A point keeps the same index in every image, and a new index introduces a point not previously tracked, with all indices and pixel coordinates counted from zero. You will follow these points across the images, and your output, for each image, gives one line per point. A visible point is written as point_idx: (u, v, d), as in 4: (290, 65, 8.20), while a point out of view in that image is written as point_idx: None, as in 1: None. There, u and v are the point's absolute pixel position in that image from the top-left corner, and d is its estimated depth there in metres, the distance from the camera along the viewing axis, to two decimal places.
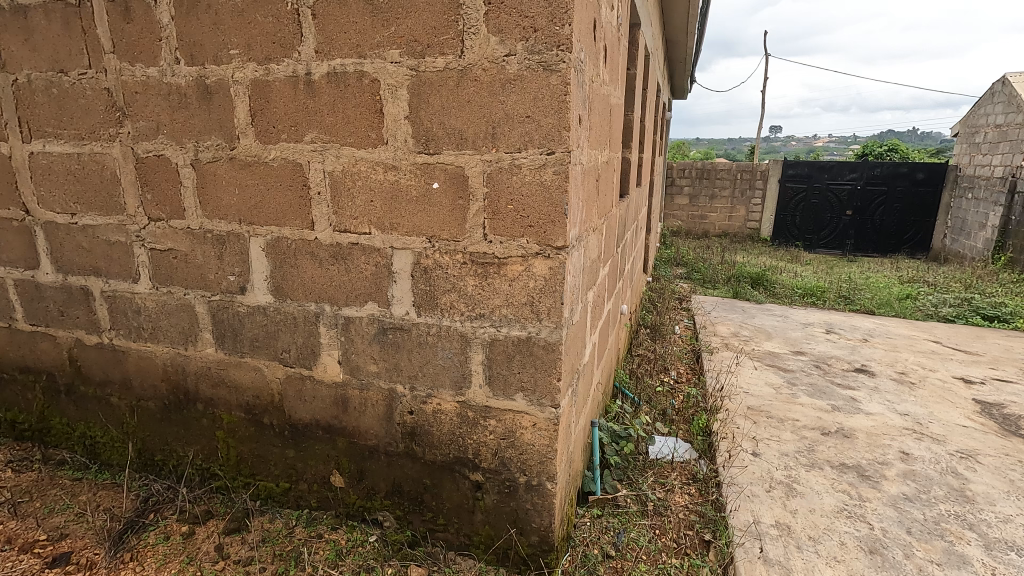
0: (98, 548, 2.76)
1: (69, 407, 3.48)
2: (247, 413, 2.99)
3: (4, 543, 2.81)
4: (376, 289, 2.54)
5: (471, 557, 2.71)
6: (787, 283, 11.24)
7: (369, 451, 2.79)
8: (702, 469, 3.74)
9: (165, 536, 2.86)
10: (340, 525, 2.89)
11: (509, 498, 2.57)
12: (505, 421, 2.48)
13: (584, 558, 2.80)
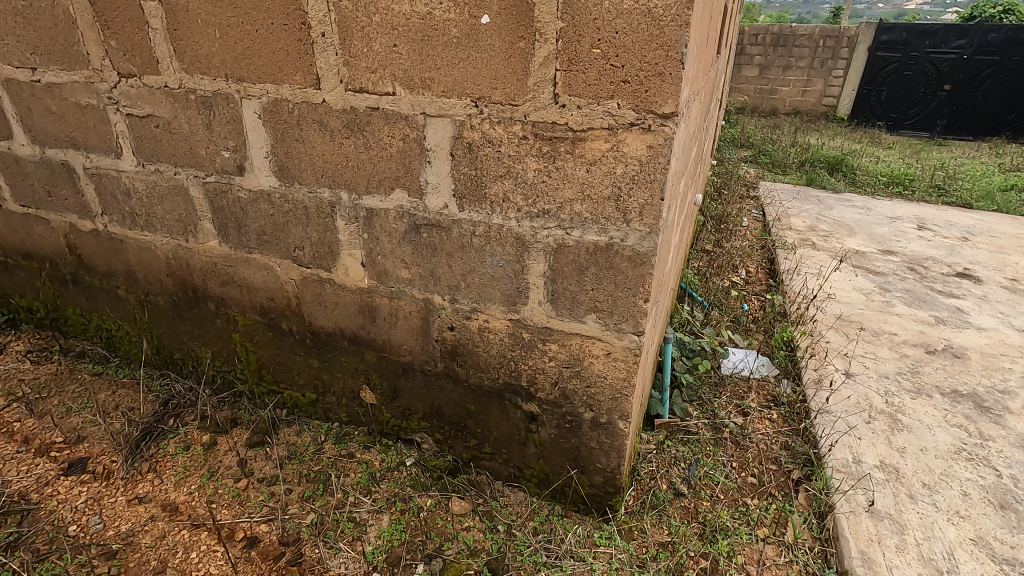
0: (116, 456, 2.55)
1: (79, 297, 3.16)
2: (263, 317, 2.57)
3: (21, 444, 2.63)
4: (405, 172, 1.92)
5: (521, 490, 2.37)
6: (871, 169, 9.88)
7: (403, 368, 2.35)
8: (784, 390, 3.22)
9: (185, 445, 2.61)
10: (374, 443, 2.57)
11: (570, 434, 2.14)
12: (570, 346, 1.95)
13: (650, 496, 2.42)
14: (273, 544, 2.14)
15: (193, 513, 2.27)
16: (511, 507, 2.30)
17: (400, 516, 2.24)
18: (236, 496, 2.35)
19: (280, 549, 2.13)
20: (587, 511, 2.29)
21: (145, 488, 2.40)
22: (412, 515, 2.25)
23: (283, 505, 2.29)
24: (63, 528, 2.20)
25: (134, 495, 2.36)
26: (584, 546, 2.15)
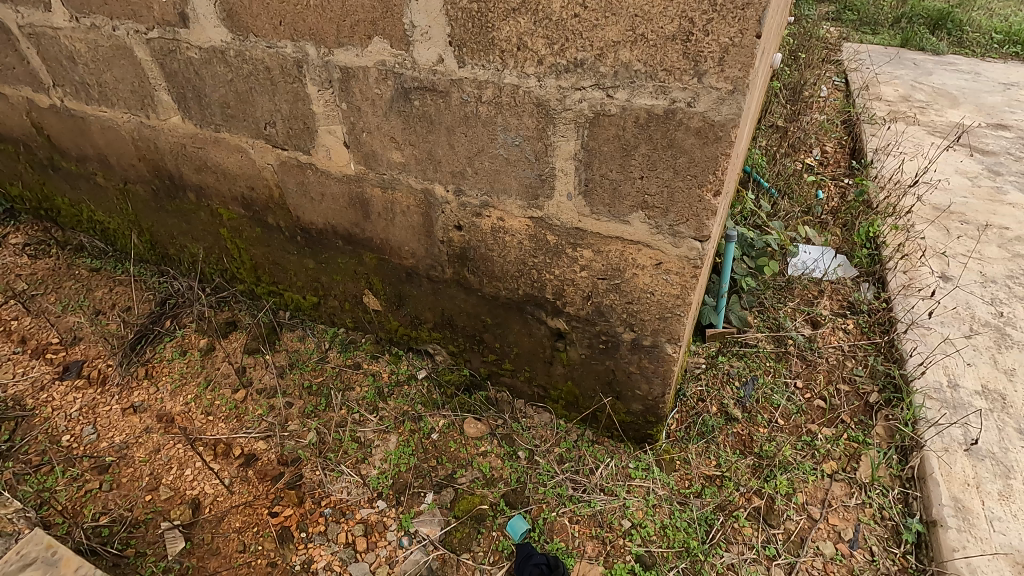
0: (111, 360, 2.37)
1: (62, 185, 2.86)
2: (247, 209, 2.20)
3: (18, 344, 2.49)
4: (383, 12, 1.39)
5: (546, 411, 2.06)
6: (985, 24, 8.20)
7: (407, 273, 1.98)
8: (864, 296, 2.71)
9: (182, 350, 2.40)
10: (382, 353, 2.28)
11: (604, 355, 1.76)
12: (607, 252, 1.51)
13: (695, 422, 2.08)
14: (271, 464, 1.95)
15: (188, 425, 2.09)
16: (534, 430, 2.01)
17: (409, 437, 2.00)
18: (234, 408, 2.15)
19: (279, 469, 1.94)
20: (622, 438, 1.98)
21: (141, 396, 2.22)
22: (422, 436, 2.00)
23: (283, 420, 2.08)
24: (57, 438, 2.07)
25: (129, 403, 2.20)
26: (617, 480, 1.86)
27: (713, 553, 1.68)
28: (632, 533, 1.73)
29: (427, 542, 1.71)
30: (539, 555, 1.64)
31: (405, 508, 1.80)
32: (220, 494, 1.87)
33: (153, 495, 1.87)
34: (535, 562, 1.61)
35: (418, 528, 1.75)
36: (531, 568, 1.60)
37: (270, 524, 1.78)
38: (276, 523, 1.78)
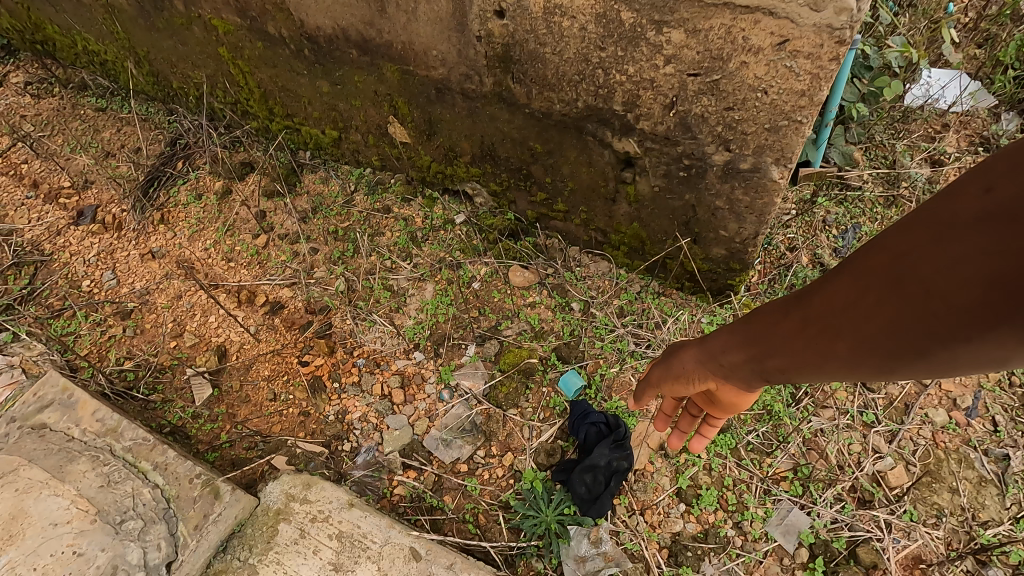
0: (125, 204, 2.18)
1: (47, 8, 2.49)
2: (244, 17, 1.81)
3: (31, 189, 2.31)
4: None
5: (604, 259, 1.76)
6: None
7: (437, 89, 1.60)
8: (1004, 129, 2.18)
9: (197, 194, 2.16)
10: (414, 196, 1.98)
11: (684, 187, 1.41)
12: (706, 32, 1.09)
13: (781, 275, 1.75)
14: (299, 312, 1.78)
15: (209, 273, 1.92)
16: (590, 282, 1.73)
17: (446, 286, 1.76)
18: (255, 255, 1.94)
19: (307, 318, 1.76)
20: (694, 290, 1.68)
21: (159, 242, 2.04)
22: (461, 286, 1.76)
23: (308, 268, 1.87)
24: (77, 284, 1.95)
25: (148, 249, 2.03)
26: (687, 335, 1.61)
27: (799, 417, 1.41)
28: None
29: (470, 396, 1.54)
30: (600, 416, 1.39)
31: (445, 361, 1.61)
32: (246, 342, 1.73)
33: (178, 342, 1.75)
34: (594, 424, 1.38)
35: (460, 382, 1.56)
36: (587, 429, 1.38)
37: (301, 374, 1.64)
38: (307, 373, 1.64)
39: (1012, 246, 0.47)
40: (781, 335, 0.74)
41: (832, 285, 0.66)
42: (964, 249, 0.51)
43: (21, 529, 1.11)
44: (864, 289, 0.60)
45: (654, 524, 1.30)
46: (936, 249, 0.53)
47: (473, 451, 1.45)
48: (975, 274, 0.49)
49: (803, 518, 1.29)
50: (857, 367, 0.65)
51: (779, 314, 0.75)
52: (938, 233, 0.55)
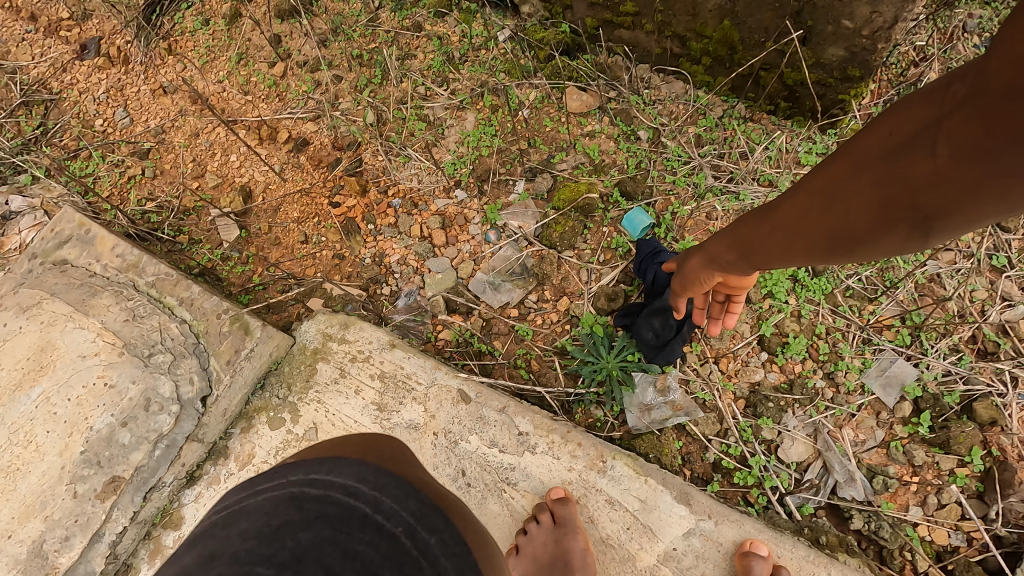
0: (128, 34, 1.89)
1: None
2: None
3: (27, 22, 1.95)
4: None
5: (680, 79, 1.45)
6: None
7: None
8: None
9: (203, 20, 1.86)
10: (450, 9, 1.64)
11: None
12: None
13: (901, 96, 1.42)
14: (326, 150, 1.58)
15: (226, 109, 1.71)
16: (661, 106, 1.44)
17: (491, 116, 1.51)
18: (274, 88, 1.70)
19: (335, 156, 1.57)
20: (790, 113, 1.38)
21: (169, 76, 1.80)
22: (508, 114, 1.50)
23: (333, 99, 1.63)
24: (90, 123, 1.78)
25: (158, 84, 1.80)
26: (778, 167, 1.36)
27: (913, 259, 1.17)
28: None
29: (520, 237, 1.36)
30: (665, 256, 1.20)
31: (491, 199, 1.42)
32: (272, 182, 1.57)
33: (201, 183, 1.60)
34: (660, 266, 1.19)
35: (508, 222, 1.38)
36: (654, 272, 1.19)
37: (332, 215, 1.48)
38: (339, 214, 1.48)
39: (958, 146, 0.41)
40: (763, 242, 0.69)
41: (802, 188, 0.60)
42: (905, 156, 0.45)
43: (52, 360, 1.04)
44: (826, 196, 0.55)
45: (729, 374, 1.15)
46: (887, 151, 0.47)
47: (525, 295, 1.31)
48: (930, 173, 0.43)
49: (909, 370, 1.10)
50: (835, 258, 0.61)
51: (762, 219, 0.69)
52: (884, 143, 0.48)
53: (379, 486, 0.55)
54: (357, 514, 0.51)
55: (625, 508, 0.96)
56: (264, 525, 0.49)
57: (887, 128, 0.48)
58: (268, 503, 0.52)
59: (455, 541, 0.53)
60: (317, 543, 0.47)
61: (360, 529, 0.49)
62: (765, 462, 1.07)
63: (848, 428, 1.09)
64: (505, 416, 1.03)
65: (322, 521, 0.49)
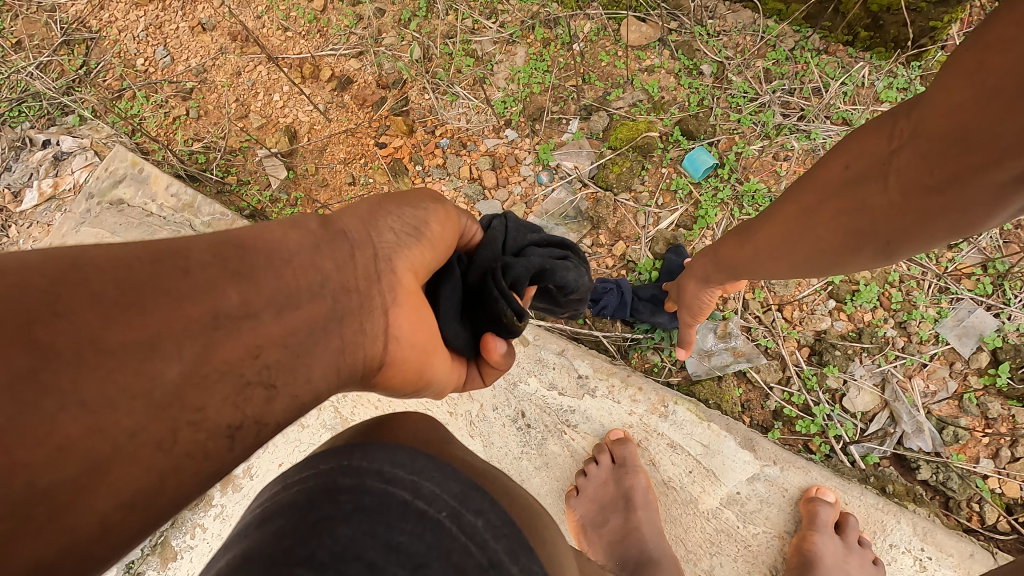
0: None
1: None
2: None
3: None
4: None
5: (749, 7, 1.34)
6: None
7: None
8: None
9: None
10: None
11: None
12: None
13: None
14: (370, 88, 1.53)
15: (267, 46, 1.66)
16: (727, 39, 1.34)
17: (542, 51, 1.42)
18: (315, 23, 1.63)
19: (380, 95, 1.52)
20: (870, 44, 1.26)
21: (207, 12, 1.74)
22: (561, 48, 1.41)
23: (376, 34, 1.56)
24: (132, 63, 1.75)
25: (196, 21, 1.74)
26: (854, 104, 1.27)
27: None
28: None
29: (574, 179, 1.33)
30: (499, 223, 0.78)
31: (543, 138, 1.37)
32: (316, 122, 1.54)
33: (245, 124, 1.58)
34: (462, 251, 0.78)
35: (561, 162, 1.34)
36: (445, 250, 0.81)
37: (379, 157, 1.46)
38: (386, 155, 1.46)
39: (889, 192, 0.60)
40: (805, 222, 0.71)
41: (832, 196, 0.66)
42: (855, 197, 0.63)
43: None
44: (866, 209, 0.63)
45: (794, 322, 1.10)
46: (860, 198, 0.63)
47: (579, 239, 1.29)
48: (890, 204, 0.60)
49: (988, 321, 1.05)
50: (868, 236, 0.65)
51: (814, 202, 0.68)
52: (838, 182, 0.65)
53: (418, 469, 0.52)
54: (398, 503, 0.48)
55: (687, 452, 0.95)
56: (300, 523, 0.46)
57: (844, 163, 0.65)
58: (301, 496, 0.49)
59: (504, 523, 0.52)
60: (357, 539, 0.45)
61: (403, 518, 0.47)
62: (829, 411, 1.05)
63: (918, 378, 1.05)
64: (564, 359, 1.02)
65: (360, 514, 0.47)
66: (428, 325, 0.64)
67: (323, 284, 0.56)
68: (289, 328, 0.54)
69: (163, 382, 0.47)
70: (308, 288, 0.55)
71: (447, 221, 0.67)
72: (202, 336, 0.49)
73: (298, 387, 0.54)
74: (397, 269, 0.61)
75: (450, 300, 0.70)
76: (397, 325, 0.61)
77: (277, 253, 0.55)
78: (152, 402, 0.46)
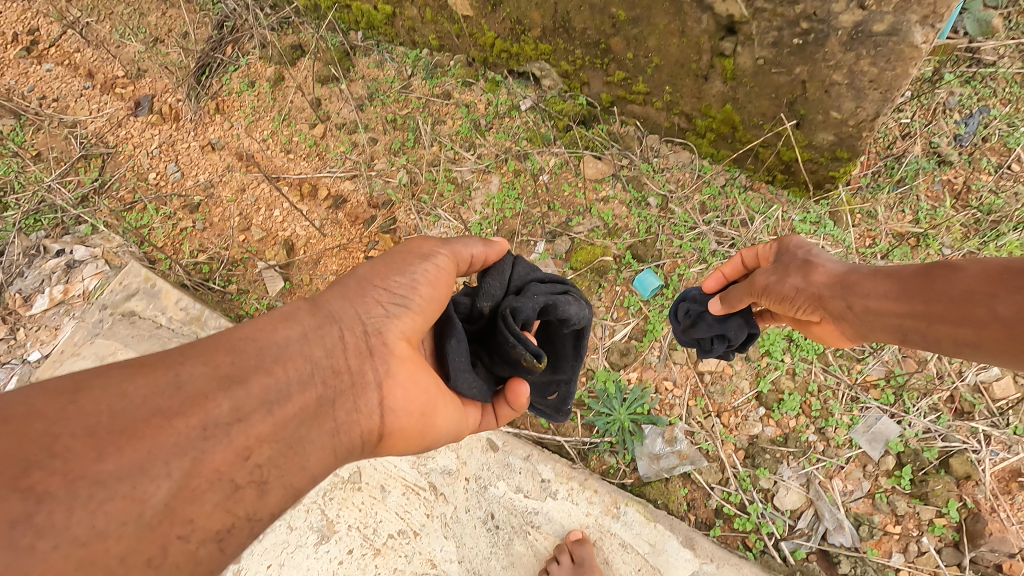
0: (179, 93, 2.05)
1: None
2: None
3: (86, 79, 2.15)
4: None
5: (686, 149, 1.59)
6: None
7: None
8: None
9: (249, 81, 2.01)
10: (476, 79, 1.78)
11: (794, 57, 1.21)
12: None
13: (888, 170, 1.54)
14: (362, 207, 1.73)
15: (270, 165, 1.87)
16: (670, 174, 1.58)
17: (513, 181, 1.65)
18: (315, 147, 1.86)
19: (370, 213, 1.72)
20: (787, 184, 1.51)
21: (217, 133, 1.96)
22: (529, 179, 1.65)
23: (368, 160, 1.78)
24: (144, 177, 1.94)
25: (207, 141, 1.96)
26: (776, 235, 1.50)
27: None
28: None
29: None
30: (508, 263, 0.96)
31: None
32: (312, 236, 1.72)
33: (247, 236, 1.76)
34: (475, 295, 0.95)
35: None
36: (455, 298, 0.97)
37: None
38: None
39: None
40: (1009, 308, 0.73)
41: None
42: None
43: None
44: None
45: (730, 428, 1.27)
46: None
47: None
48: None
49: (892, 427, 1.22)
50: None
51: None
52: None
53: None
54: None
55: (637, 551, 1.09)
56: None
57: None
58: None
59: None
60: None
61: None
62: (762, 509, 1.19)
63: (837, 478, 1.21)
64: (529, 464, 1.16)
65: None
66: (419, 386, 0.80)
67: (313, 370, 0.72)
68: (276, 426, 0.67)
69: (154, 502, 0.57)
70: (298, 378, 0.70)
71: (434, 279, 0.84)
72: (191, 451, 0.60)
73: (287, 476, 0.67)
74: (388, 338, 0.78)
75: (455, 354, 0.88)
76: (392, 396, 0.78)
77: (267, 348, 0.70)
78: (141, 523, 0.56)
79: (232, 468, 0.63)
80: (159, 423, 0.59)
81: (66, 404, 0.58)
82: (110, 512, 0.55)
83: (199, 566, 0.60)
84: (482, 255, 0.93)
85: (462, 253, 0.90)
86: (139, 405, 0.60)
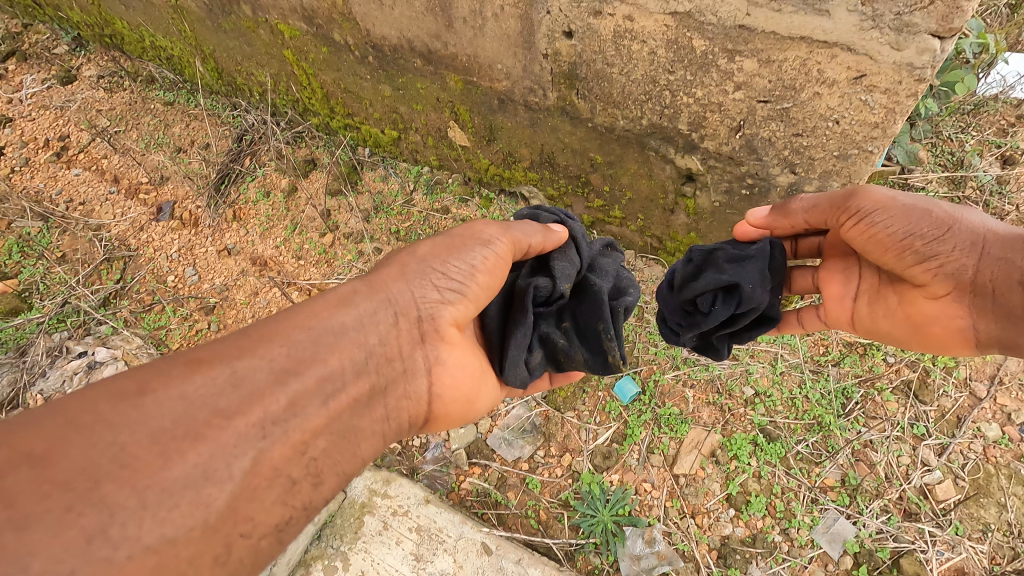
0: (199, 200, 2.25)
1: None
2: (309, 25, 1.87)
3: (111, 185, 2.34)
4: None
5: (659, 264, 1.79)
6: None
7: (499, 99, 1.63)
8: None
9: (264, 191, 2.22)
10: (472, 197, 2.01)
11: (744, 203, 1.44)
12: (780, 66, 1.13)
13: None
14: None
15: (282, 270, 2.04)
16: (645, 286, 1.78)
17: None
18: (324, 255, 2.04)
19: None
20: None
21: (233, 239, 2.15)
22: None
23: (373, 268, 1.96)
24: (163, 278, 2.10)
25: (224, 245, 2.14)
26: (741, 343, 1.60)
27: (849, 429, 1.46)
28: (754, 403, 1.52)
29: (530, 398, 1.59)
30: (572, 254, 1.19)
31: None
32: None
33: None
34: (555, 278, 1.14)
35: None
36: (535, 282, 1.13)
37: None
38: None
39: None
40: None
41: None
42: None
43: None
44: None
45: (704, 528, 1.39)
46: None
47: (534, 450, 1.53)
48: None
49: (848, 527, 1.35)
50: None
51: None
52: None
53: None
54: None
55: None
56: None
57: None
58: None
59: None
60: None
61: None
62: None
63: None
64: (520, 568, 1.28)
65: None
66: (466, 367, 1.02)
67: (366, 356, 0.87)
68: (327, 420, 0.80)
69: (216, 506, 0.68)
70: (352, 368, 0.84)
71: (491, 271, 1.03)
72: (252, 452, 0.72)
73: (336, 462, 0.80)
74: (438, 324, 0.98)
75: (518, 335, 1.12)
76: (440, 380, 0.98)
77: (326, 337, 0.83)
78: (208, 522, 0.67)
79: (289, 463, 0.75)
80: (219, 424, 0.71)
81: (131, 411, 0.68)
82: (177, 518, 0.65)
83: (259, 554, 0.74)
84: (540, 242, 1.13)
85: (520, 239, 1.08)
86: (202, 412, 0.70)
